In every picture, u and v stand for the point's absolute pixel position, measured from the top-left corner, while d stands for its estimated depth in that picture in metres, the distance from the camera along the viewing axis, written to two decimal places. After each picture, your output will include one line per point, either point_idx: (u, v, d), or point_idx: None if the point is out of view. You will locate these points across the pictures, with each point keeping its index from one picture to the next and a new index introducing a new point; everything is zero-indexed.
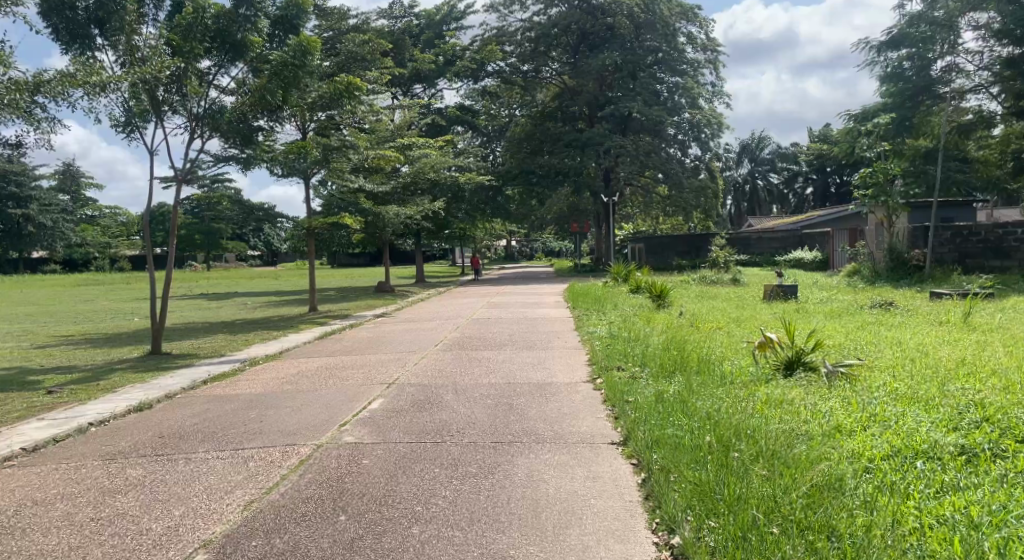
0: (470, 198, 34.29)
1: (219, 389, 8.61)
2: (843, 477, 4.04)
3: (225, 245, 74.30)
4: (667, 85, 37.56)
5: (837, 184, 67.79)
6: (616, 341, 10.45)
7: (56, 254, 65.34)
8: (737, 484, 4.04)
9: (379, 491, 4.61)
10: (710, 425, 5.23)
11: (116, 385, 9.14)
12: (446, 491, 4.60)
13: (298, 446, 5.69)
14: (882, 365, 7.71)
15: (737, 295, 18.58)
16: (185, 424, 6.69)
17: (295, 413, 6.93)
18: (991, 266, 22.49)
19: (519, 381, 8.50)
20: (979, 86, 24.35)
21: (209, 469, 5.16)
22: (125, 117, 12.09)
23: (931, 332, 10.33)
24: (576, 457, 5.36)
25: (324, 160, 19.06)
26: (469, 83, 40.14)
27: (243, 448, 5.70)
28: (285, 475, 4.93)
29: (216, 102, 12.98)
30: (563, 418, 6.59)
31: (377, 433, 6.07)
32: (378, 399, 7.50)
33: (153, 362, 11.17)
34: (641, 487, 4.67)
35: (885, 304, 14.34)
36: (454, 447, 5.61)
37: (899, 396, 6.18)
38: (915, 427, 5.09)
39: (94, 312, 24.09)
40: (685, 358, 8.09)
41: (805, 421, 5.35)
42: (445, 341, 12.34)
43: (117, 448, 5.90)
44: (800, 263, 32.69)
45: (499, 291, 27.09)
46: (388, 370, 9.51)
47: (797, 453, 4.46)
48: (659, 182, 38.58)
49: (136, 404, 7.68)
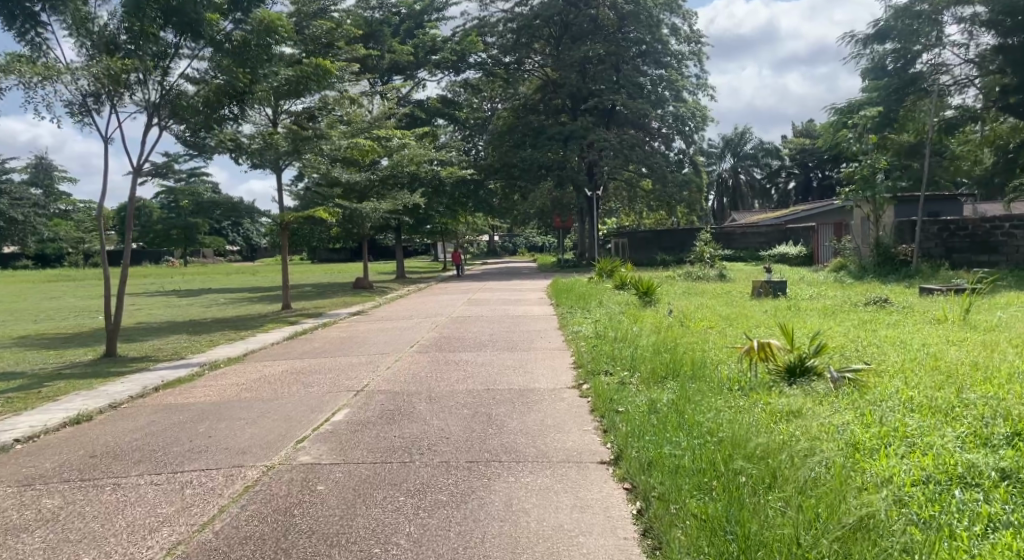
0: (451, 192, 33.53)
1: (170, 397, 7.85)
2: (880, 513, 3.47)
3: (205, 240, 73.09)
4: (651, 77, 37.05)
5: (821, 178, 66.72)
6: (602, 342, 9.79)
7: (29, 249, 63.99)
8: (754, 520, 3.48)
9: (331, 528, 3.93)
10: (715, 444, 4.66)
11: (60, 392, 8.36)
12: (411, 527, 3.95)
13: (246, 468, 5.01)
14: (891, 369, 7.12)
15: (724, 290, 18.11)
16: (122, 440, 5.95)
17: (250, 427, 6.23)
18: (978, 261, 22.13)
19: (499, 387, 7.83)
20: (964, 82, 23.90)
21: (138, 499, 4.46)
22: (77, 103, 11.36)
23: (933, 331, 9.84)
24: (560, 480, 4.72)
25: (294, 151, 18.08)
26: (450, 75, 39.41)
27: (182, 471, 5.01)
28: (224, 507, 4.24)
29: (174, 87, 12.16)
30: (547, 432, 5.93)
31: (338, 451, 5.40)
32: (343, 409, 6.82)
33: (105, 367, 10.34)
34: (637, 518, 4.06)
35: (880, 301, 13.76)
36: (423, 470, 4.94)
37: (917, 407, 5.60)
38: (944, 446, 4.52)
39: (59, 309, 23.09)
40: (679, 360, 7.50)
41: (819, 439, 4.78)
42: (422, 342, 11.68)
43: (38, 471, 5.17)
44: (785, 258, 32.31)
45: (479, 287, 26.46)
46: (357, 375, 8.78)
47: (817, 481, 3.89)
48: (643, 176, 38.00)
49: (74, 415, 6.94)
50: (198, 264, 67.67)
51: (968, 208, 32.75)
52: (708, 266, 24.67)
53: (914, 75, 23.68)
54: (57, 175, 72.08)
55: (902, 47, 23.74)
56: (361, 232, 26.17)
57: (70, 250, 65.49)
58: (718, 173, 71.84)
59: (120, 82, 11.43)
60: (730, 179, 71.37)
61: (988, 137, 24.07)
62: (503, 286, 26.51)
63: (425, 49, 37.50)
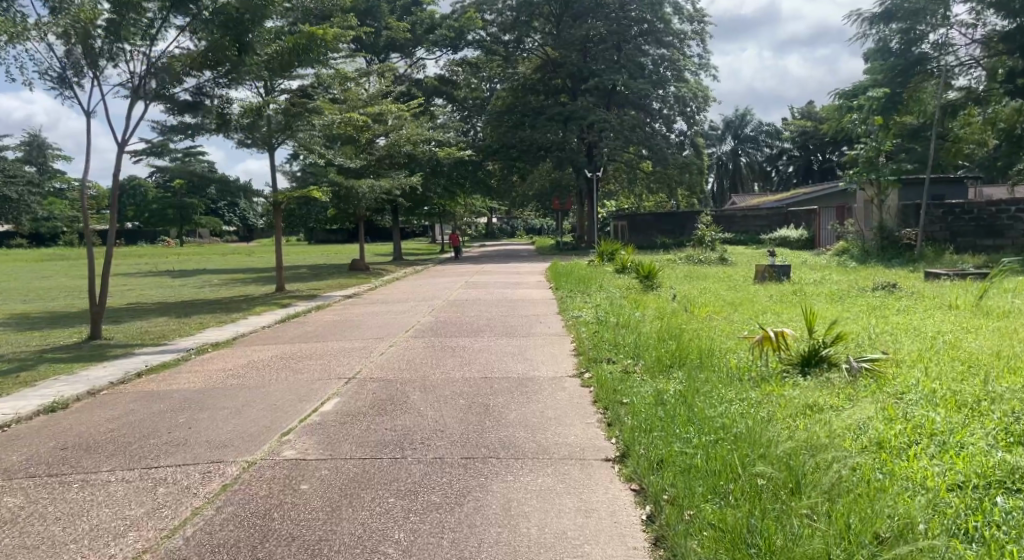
0: (449, 173, 32.98)
1: (152, 384, 7.51)
2: (919, 524, 3.13)
3: (201, 220, 72.25)
4: (653, 57, 36.48)
5: (821, 162, 65.77)
6: (603, 328, 9.45)
7: (22, 228, 62.99)
8: (780, 531, 3.14)
9: (313, 534, 3.60)
10: (730, 440, 4.33)
11: (40, 376, 8.03)
12: (400, 533, 3.63)
13: (225, 464, 4.66)
14: (909, 359, 6.77)
15: (726, 274, 17.77)
16: (95, 431, 5.61)
17: (234, 417, 5.89)
18: (983, 245, 21.81)
19: (497, 375, 7.50)
20: (970, 64, 23.41)
21: (107, 499, 4.11)
22: (57, 73, 10.92)
23: (946, 317, 9.51)
24: (562, 479, 4.39)
25: (287, 128, 17.59)
26: (448, 53, 38.90)
27: (156, 467, 4.66)
28: (198, 510, 3.89)
29: (158, 59, 11.58)
30: (548, 425, 5.59)
31: (326, 445, 5.07)
32: (333, 399, 6.48)
33: (89, 350, 9.98)
34: (646, 524, 3.73)
35: (888, 286, 13.41)
36: (416, 467, 4.60)
37: (941, 400, 5.27)
38: (978, 446, 4.20)
39: (49, 289, 22.78)
40: (684, 348, 7.16)
41: (842, 436, 4.45)
42: (418, 326, 11.34)
43: (2, 465, 4.83)
44: (786, 242, 31.94)
45: (476, 270, 26.09)
46: (349, 361, 8.43)
47: (846, 486, 3.56)
48: (643, 158, 37.56)
49: (50, 402, 6.59)
50: (195, 244, 67.05)
51: (972, 191, 32.35)
52: (709, 249, 24.32)
53: (919, 56, 23.19)
54: (51, 153, 71.07)
55: (907, 27, 22.97)
56: (357, 214, 25.77)
57: (64, 228, 64.56)
58: (719, 155, 71.97)
59: (96, 49, 10.83)
60: (731, 162, 71.38)
61: (991, 119, 22.65)
62: (500, 269, 26.16)
63: (422, 27, 37.12)
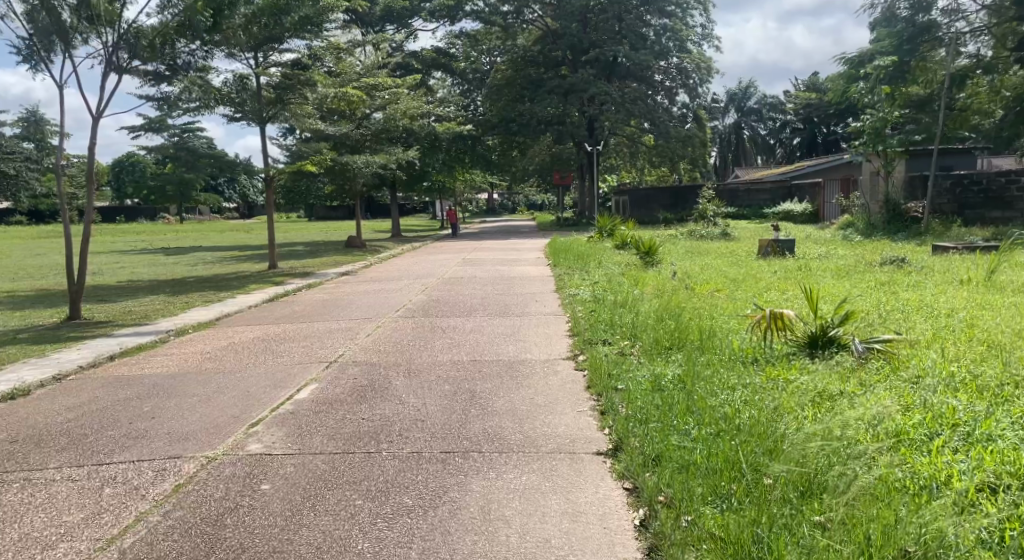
0: (447, 147, 32.40)
1: (123, 368, 7.14)
2: (949, 533, 2.73)
3: (200, 197, 71.61)
4: (655, 28, 35.59)
5: (826, 134, 63.98)
6: (601, 307, 9.04)
7: (22, 205, 62.61)
8: (791, 543, 2.75)
9: (266, 545, 3.22)
10: (732, 434, 3.93)
11: (8, 359, 7.65)
12: (363, 543, 3.23)
13: (183, 461, 4.28)
14: (923, 340, 6.33)
15: (729, 250, 17.32)
16: (52, 422, 5.22)
17: (202, 406, 5.51)
18: (992, 217, 21.29)
19: (487, 358, 7.11)
20: (979, 29, 22.66)
21: (46, 501, 3.74)
22: (27, 43, 10.42)
23: (959, 293, 9.05)
24: (548, 477, 4.02)
25: (278, 100, 17.10)
26: (446, 24, 38.07)
27: (108, 463, 4.29)
28: (143, 515, 3.52)
29: (133, 26, 11.03)
30: (536, 414, 5.20)
31: (295, 438, 4.68)
32: (311, 385, 6.10)
33: (65, 331, 9.59)
34: (641, 531, 3.33)
35: (897, 260, 12.96)
36: (390, 463, 4.21)
37: (961, 385, 4.87)
38: (1008, 438, 3.80)
39: (39, 267, 22.36)
40: (684, 330, 6.74)
41: (856, 427, 4.05)
42: (409, 306, 10.91)
43: None
44: (790, 215, 31.39)
45: (474, 247, 25.60)
46: (333, 343, 8.03)
47: (865, 488, 3.17)
48: (645, 131, 36.89)
49: (10, 389, 6.21)
50: (193, 221, 66.42)
51: (980, 161, 31.69)
52: (712, 223, 23.85)
53: (928, 22, 22.46)
54: None
55: None
56: (353, 189, 25.26)
57: None
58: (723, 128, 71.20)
59: (63, 20, 10.30)
60: (733, 135, 70.75)
61: (997, 88, 21.57)
62: (498, 245, 25.67)
63: None
